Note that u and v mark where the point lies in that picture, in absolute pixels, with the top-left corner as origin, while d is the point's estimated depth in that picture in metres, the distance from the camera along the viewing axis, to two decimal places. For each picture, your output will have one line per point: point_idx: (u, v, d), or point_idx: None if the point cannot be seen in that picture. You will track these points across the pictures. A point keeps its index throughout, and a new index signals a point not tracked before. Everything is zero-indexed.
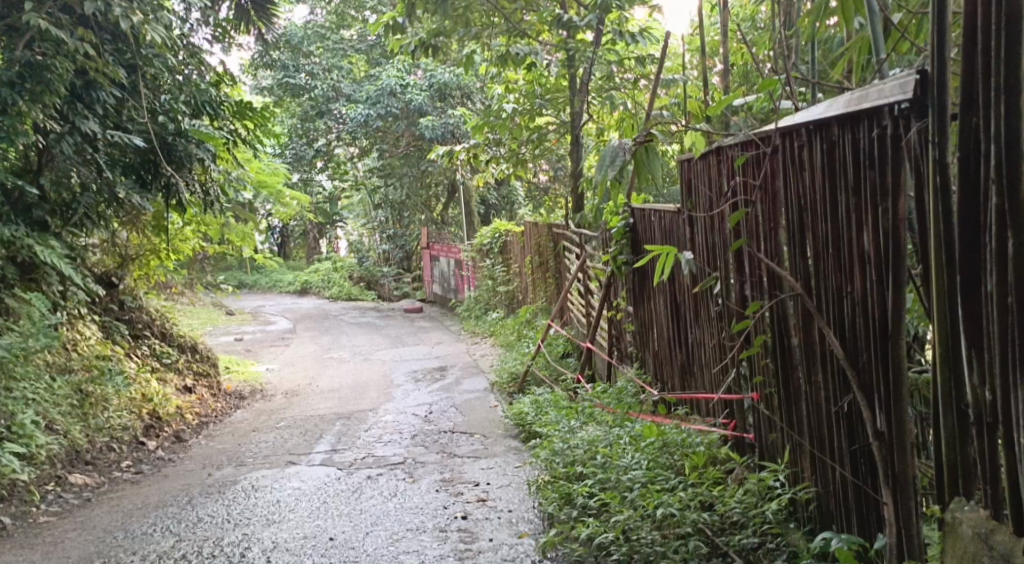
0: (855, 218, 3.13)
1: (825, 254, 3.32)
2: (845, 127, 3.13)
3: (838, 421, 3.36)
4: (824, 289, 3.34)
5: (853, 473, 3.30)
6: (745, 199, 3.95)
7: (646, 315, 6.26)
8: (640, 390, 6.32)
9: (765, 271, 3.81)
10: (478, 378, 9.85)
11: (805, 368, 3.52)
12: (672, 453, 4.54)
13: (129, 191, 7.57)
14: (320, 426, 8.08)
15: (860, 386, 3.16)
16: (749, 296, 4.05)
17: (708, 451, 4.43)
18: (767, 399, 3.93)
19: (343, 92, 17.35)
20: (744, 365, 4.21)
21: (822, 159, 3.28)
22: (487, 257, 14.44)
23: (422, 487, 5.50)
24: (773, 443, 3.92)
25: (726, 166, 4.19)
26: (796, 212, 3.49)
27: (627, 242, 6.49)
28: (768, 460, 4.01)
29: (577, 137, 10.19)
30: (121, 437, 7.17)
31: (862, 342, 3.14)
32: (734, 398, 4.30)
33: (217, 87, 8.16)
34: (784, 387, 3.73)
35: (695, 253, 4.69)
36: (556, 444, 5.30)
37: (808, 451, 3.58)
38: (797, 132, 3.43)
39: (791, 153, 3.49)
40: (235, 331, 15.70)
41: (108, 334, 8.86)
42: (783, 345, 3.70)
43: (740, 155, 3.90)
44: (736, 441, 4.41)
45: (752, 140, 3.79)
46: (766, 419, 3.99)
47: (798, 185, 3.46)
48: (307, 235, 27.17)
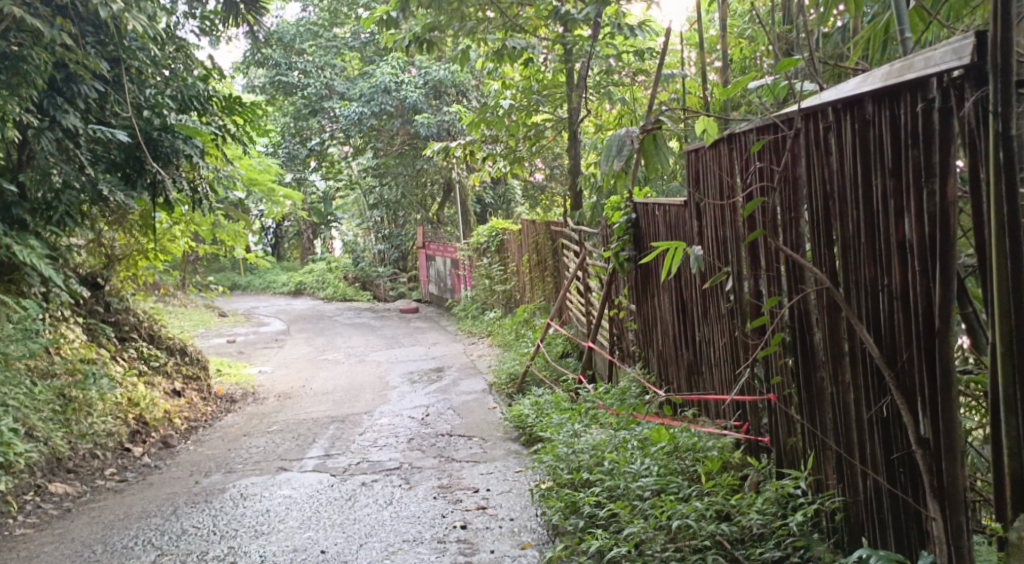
0: (891, 203, 2.94)
1: (855, 244, 3.13)
2: (879, 105, 2.95)
3: (872, 426, 3.15)
4: (855, 280, 3.15)
5: (888, 481, 3.09)
6: (761, 188, 3.76)
7: (650, 313, 6.03)
8: (644, 391, 6.09)
9: (785, 266, 3.61)
10: (476, 379, 9.61)
11: (833, 367, 3.33)
12: (683, 458, 4.30)
13: (114, 189, 7.29)
14: (312, 430, 7.83)
15: (899, 386, 2.96)
16: (766, 292, 3.84)
17: (721, 455, 4.21)
18: (787, 401, 3.72)
19: (336, 90, 16.91)
20: (758, 365, 4.00)
21: (853, 141, 3.09)
22: (484, 256, 14.19)
23: (419, 494, 5.25)
24: (793, 448, 3.71)
25: (737, 154, 3.99)
26: (821, 200, 3.30)
27: (629, 238, 6.24)
28: (787, 467, 3.80)
29: (575, 133, 9.95)
30: (104, 443, 6.93)
31: (901, 337, 2.94)
32: (748, 400, 4.08)
33: (205, 81, 7.91)
34: (807, 389, 3.53)
35: (705, 248, 4.47)
36: (560, 448, 5.06)
37: (835, 458, 3.38)
38: (823, 113, 3.24)
39: (816, 137, 3.30)
40: (227, 333, 15.46)
41: (93, 337, 8.60)
42: (806, 344, 3.50)
43: (756, 141, 3.71)
44: (750, 444, 4.19)
45: (770, 124, 3.60)
46: (785, 425, 3.77)
47: (824, 170, 3.27)
48: (301, 236, 26.92)
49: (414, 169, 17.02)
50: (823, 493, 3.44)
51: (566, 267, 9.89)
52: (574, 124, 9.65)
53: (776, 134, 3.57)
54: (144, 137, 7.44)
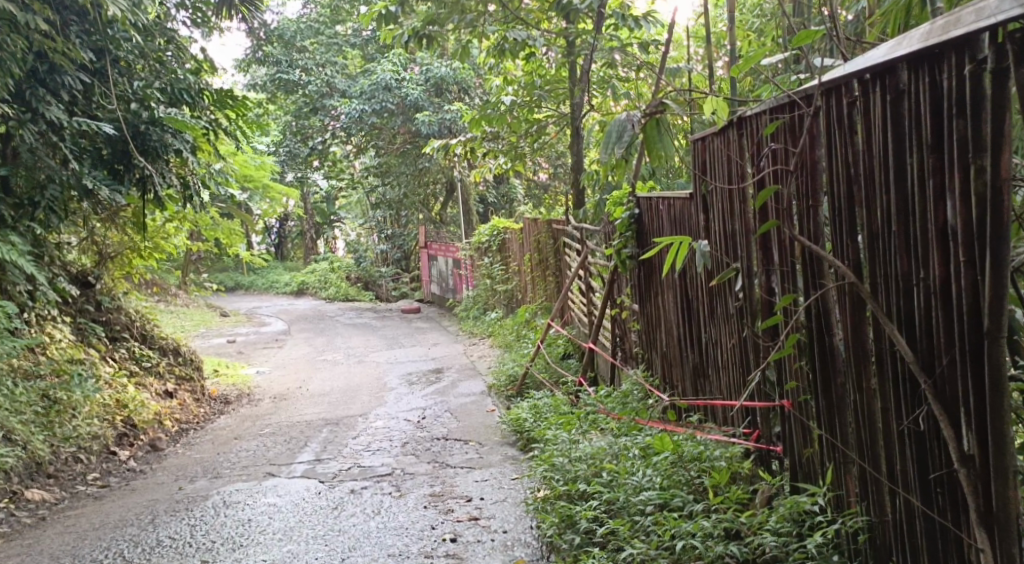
0: (930, 185, 2.70)
1: (885, 232, 2.89)
2: (916, 72, 2.71)
3: (902, 438, 2.91)
4: (884, 274, 2.91)
5: (923, 500, 2.85)
6: (774, 173, 3.53)
7: (653, 312, 5.77)
8: (646, 394, 5.81)
9: (801, 257, 3.37)
10: (474, 380, 9.36)
11: (857, 372, 3.09)
12: (688, 468, 4.04)
13: (99, 184, 6.92)
14: (305, 433, 7.57)
15: (937, 392, 2.72)
16: (778, 289, 3.61)
17: (729, 466, 3.95)
18: (803, 410, 3.48)
19: (337, 88, 16.62)
20: (770, 368, 3.75)
21: (883, 115, 2.85)
22: (486, 255, 13.93)
23: (409, 502, 5.00)
24: (809, 460, 3.47)
25: (747, 138, 3.76)
26: (845, 185, 3.07)
27: (632, 234, 5.98)
28: (803, 481, 3.54)
29: (578, 129, 9.64)
30: (89, 447, 6.66)
31: (941, 336, 2.71)
32: (758, 406, 3.84)
33: (196, 74, 7.68)
34: (825, 397, 3.30)
35: (711, 242, 4.22)
36: (557, 457, 4.79)
37: (859, 473, 3.14)
38: (848, 88, 3.01)
39: (840, 113, 3.07)
40: (227, 332, 15.23)
41: (83, 337, 8.32)
42: (825, 345, 3.27)
43: (770, 122, 3.47)
44: (760, 454, 3.94)
45: (786, 103, 3.37)
46: (800, 436, 3.53)
47: (848, 151, 3.04)
48: (304, 236, 26.65)
49: (416, 168, 16.74)
50: (845, 513, 3.21)
51: (568, 266, 9.64)
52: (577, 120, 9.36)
53: (793, 113, 3.33)
54: (130, 130, 7.09)
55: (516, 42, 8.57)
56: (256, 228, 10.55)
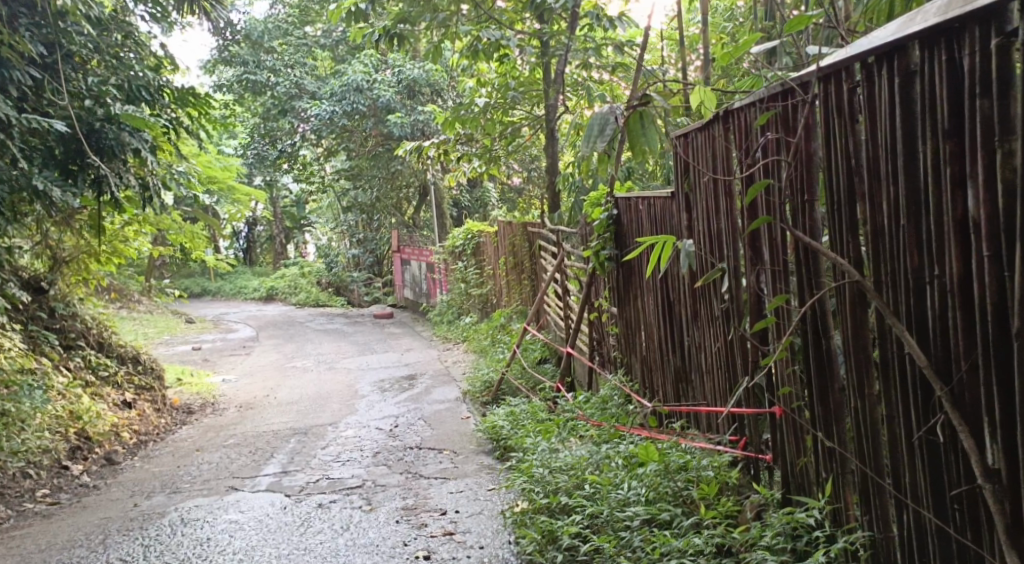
0: (947, 173, 2.49)
1: (892, 227, 2.68)
2: (930, 49, 2.50)
3: (913, 449, 2.69)
4: (892, 272, 2.70)
5: (937, 516, 2.64)
6: (765, 167, 3.30)
7: (633, 316, 5.52)
8: (627, 399, 5.57)
9: (794, 256, 3.15)
10: (449, 386, 9.10)
11: (857, 376, 2.88)
12: (674, 478, 3.78)
13: (50, 184, 6.53)
14: (271, 444, 7.28)
15: (955, 398, 2.51)
16: (768, 291, 3.38)
17: (717, 476, 3.72)
18: (797, 419, 3.25)
19: (307, 89, 16.29)
20: (758, 374, 3.53)
21: (890, 99, 2.64)
22: (460, 259, 13.66)
23: (380, 517, 4.73)
24: (803, 471, 3.24)
25: (733, 131, 3.52)
26: (845, 177, 2.86)
27: (611, 235, 5.72)
28: (795, 492, 3.31)
29: (553, 130, 9.38)
30: (39, 462, 6.40)
31: (959, 339, 2.50)
32: (748, 413, 3.60)
33: (155, 71, 7.37)
34: (822, 404, 3.08)
35: (695, 241, 3.97)
36: (536, 468, 4.54)
37: (861, 488, 2.93)
38: (848, 72, 2.79)
39: (839, 100, 2.85)
40: (193, 339, 14.88)
41: (35, 345, 8.01)
42: (822, 350, 3.05)
43: (760, 112, 3.24)
44: (749, 462, 3.71)
45: (777, 92, 3.14)
46: (792, 445, 3.30)
47: (849, 141, 2.82)
48: (274, 239, 26.25)
49: (389, 171, 16.40)
50: (844, 528, 2.99)
51: (544, 269, 9.40)
52: (551, 121, 9.11)
53: (785, 101, 3.11)
54: (84, 127, 6.74)
55: (489, 42, 8.30)
56: (221, 232, 10.23)
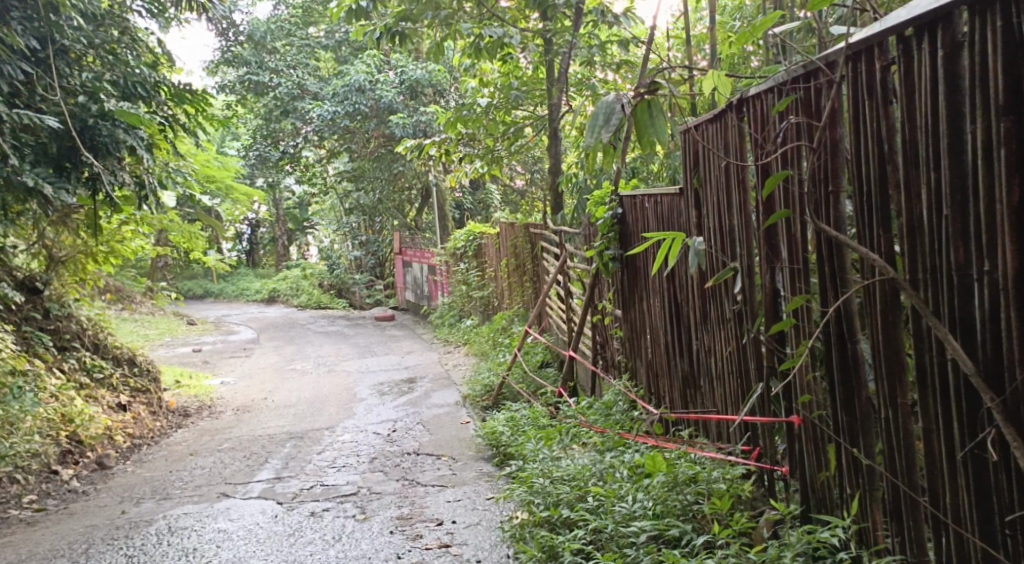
0: (1001, 155, 2.32)
1: (934, 219, 2.51)
2: (980, 18, 2.34)
3: (955, 466, 2.52)
4: (932, 268, 2.53)
5: (984, 539, 2.46)
6: (783, 159, 3.12)
7: (637, 319, 5.34)
8: (632, 405, 5.38)
9: (815, 253, 2.97)
10: (449, 390, 8.91)
11: (888, 385, 2.70)
12: (683, 491, 3.58)
13: (41, 181, 6.34)
14: (266, 448, 7.09)
15: (1008, 405, 2.34)
16: (786, 291, 3.20)
17: (729, 488, 3.53)
18: (819, 431, 3.06)
19: (309, 90, 16.10)
20: (774, 381, 3.35)
21: (932, 76, 2.47)
22: (462, 261, 13.46)
23: (373, 527, 4.55)
24: (824, 486, 3.06)
25: (747, 120, 3.34)
26: (875, 167, 2.68)
27: (615, 235, 5.53)
28: (816, 509, 3.12)
29: (557, 131, 9.18)
30: (28, 466, 6.29)
31: (1014, 339, 2.33)
32: (763, 422, 3.42)
33: (152, 68, 7.21)
34: (846, 414, 2.90)
35: (706, 239, 3.78)
36: (536, 478, 4.35)
37: (894, 508, 2.75)
38: (881, 48, 2.62)
39: (869, 80, 2.68)
40: (194, 341, 14.72)
41: (28, 347, 7.82)
42: (846, 356, 2.87)
43: (779, 100, 3.06)
44: (763, 473, 3.52)
45: (798, 76, 2.96)
46: (813, 458, 3.11)
47: (881, 126, 2.64)
48: (277, 241, 26.03)
49: (391, 172, 16.21)
50: (873, 550, 2.81)
51: (546, 271, 9.22)
52: (555, 121, 8.92)
53: (807, 85, 2.93)
54: (77, 124, 6.55)
55: (492, 41, 8.10)
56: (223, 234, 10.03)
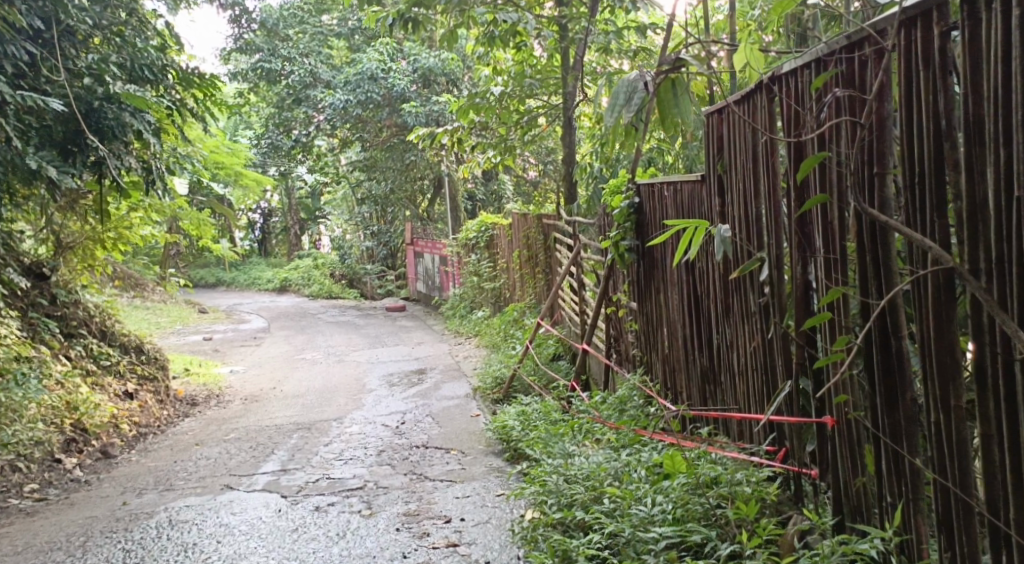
0: None
1: (999, 201, 2.32)
2: None
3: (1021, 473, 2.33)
4: (998, 254, 2.34)
5: None
6: (822, 139, 2.94)
7: (653, 312, 5.17)
8: (647, 401, 5.21)
9: (854, 241, 2.79)
10: (459, 382, 8.76)
11: (939, 383, 2.52)
12: (705, 494, 3.43)
13: (45, 163, 6.18)
14: (273, 439, 6.95)
15: None
16: (822, 282, 3.03)
17: (754, 491, 3.36)
18: (856, 434, 2.90)
19: (321, 79, 15.91)
20: (804, 379, 3.18)
21: (1001, 41, 2.29)
22: (473, 252, 13.29)
23: (379, 523, 4.40)
24: (860, 492, 2.90)
25: (780, 99, 3.17)
26: (930, 144, 2.50)
27: (631, 225, 5.33)
28: (851, 518, 2.96)
29: (571, 120, 8.98)
30: (30, 454, 6.15)
31: None
32: (790, 422, 3.25)
33: (162, 50, 7.05)
34: (889, 418, 2.73)
35: (730, 227, 3.61)
36: (549, 476, 4.20)
37: (942, 519, 2.57)
38: (940, 14, 2.44)
39: (925, 49, 2.49)
40: (205, 329, 14.60)
41: (34, 333, 7.67)
42: (889, 352, 2.69)
43: (817, 77, 2.89)
44: (789, 476, 3.36)
45: (841, 49, 2.79)
46: (848, 462, 2.95)
47: (938, 99, 2.46)
48: (288, 231, 25.89)
49: (403, 162, 16.02)
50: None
51: (558, 263, 9.05)
52: (568, 109, 8.72)
53: (851, 59, 2.75)
54: (83, 106, 6.40)
55: (506, 28, 7.94)
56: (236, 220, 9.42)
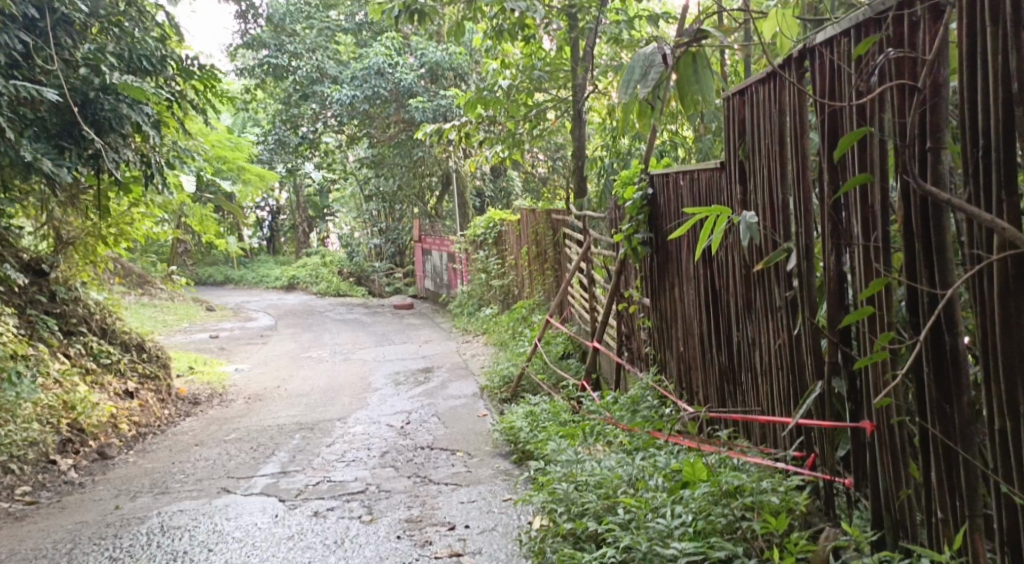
0: None
1: None
2: None
3: None
4: None
5: None
6: (862, 115, 2.72)
7: (667, 308, 4.94)
8: (660, 400, 4.99)
9: (901, 225, 2.57)
10: (466, 381, 8.54)
11: (1008, 379, 2.31)
12: (729, 505, 3.20)
13: (41, 157, 5.95)
14: (274, 440, 6.74)
15: None
16: (858, 273, 2.81)
17: (783, 503, 3.14)
18: (903, 442, 2.68)
19: (328, 74, 15.66)
20: (838, 379, 2.96)
21: None
22: (481, 249, 13.05)
23: (380, 530, 4.19)
24: (905, 506, 2.69)
25: (814, 72, 2.94)
26: (1001, 112, 2.27)
27: (644, 217, 5.10)
28: (894, 534, 2.75)
29: (580, 113, 8.73)
30: (23, 456, 5.95)
31: None
32: (824, 427, 3.03)
33: (163, 41, 6.80)
34: (941, 424, 2.51)
35: (755, 214, 3.39)
36: (558, 483, 3.97)
37: (1008, 531, 2.36)
38: None
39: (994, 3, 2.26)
40: (212, 327, 14.39)
41: (33, 331, 7.44)
42: (943, 348, 2.47)
43: (860, 43, 2.66)
44: (821, 485, 3.14)
45: (890, 12, 2.56)
46: (889, 471, 2.74)
47: (1011, 60, 2.24)
48: (297, 229, 25.64)
49: (410, 159, 15.78)
50: None
51: (568, 259, 8.84)
52: (578, 101, 8.47)
53: (902, 23, 2.53)
54: (78, 97, 6.17)
55: (514, 20, 7.71)
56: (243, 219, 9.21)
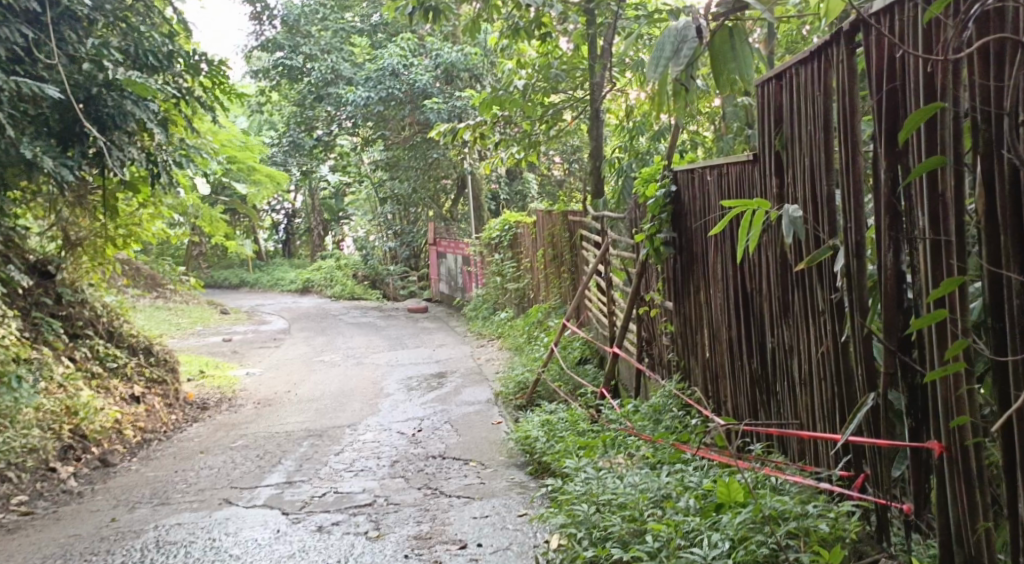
0: None
1: None
2: None
3: None
4: None
5: None
6: (929, 91, 2.45)
7: (692, 311, 4.67)
8: (684, 409, 4.73)
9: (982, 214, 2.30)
10: (480, 386, 8.28)
11: None
12: (770, 532, 2.94)
13: (48, 158, 5.71)
14: (281, 448, 6.50)
15: None
16: (923, 272, 2.53)
17: (832, 530, 2.88)
18: (979, 466, 2.41)
19: (343, 75, 15.37)
20: (896, 392, 2.70)
21: None
22: (497, 252, 12.79)
23: (386, 549, 3.94)
24: (982, 541, 2.41)
25: (870, 47, 2.68)
26: None
27: (668, 216, 4.80)
28: None
29: (599, 111, 8.43)
30: (22, 463, 5.72)
31: None
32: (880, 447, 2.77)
33: (171, 38, 6.51)
34: None
35: (798, 208, 3.12)
36: (579, 503, 3.71)
37: None
38: None
39: None
40: (224, 331, 14.17)
41: (37, 334, 7.20)
42: None
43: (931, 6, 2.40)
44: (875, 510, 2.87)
45: None
46: (962, 500, 2.46)
47: None
48: (312, 231, 25.40)
49: (426, 161, 15.56)
50: None
51: (585, 262, 8.56)
52: (596, 99, 8.17)
53: None
54: (81, 93, 5.92)
55: (530, 17, 7.41)
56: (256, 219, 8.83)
